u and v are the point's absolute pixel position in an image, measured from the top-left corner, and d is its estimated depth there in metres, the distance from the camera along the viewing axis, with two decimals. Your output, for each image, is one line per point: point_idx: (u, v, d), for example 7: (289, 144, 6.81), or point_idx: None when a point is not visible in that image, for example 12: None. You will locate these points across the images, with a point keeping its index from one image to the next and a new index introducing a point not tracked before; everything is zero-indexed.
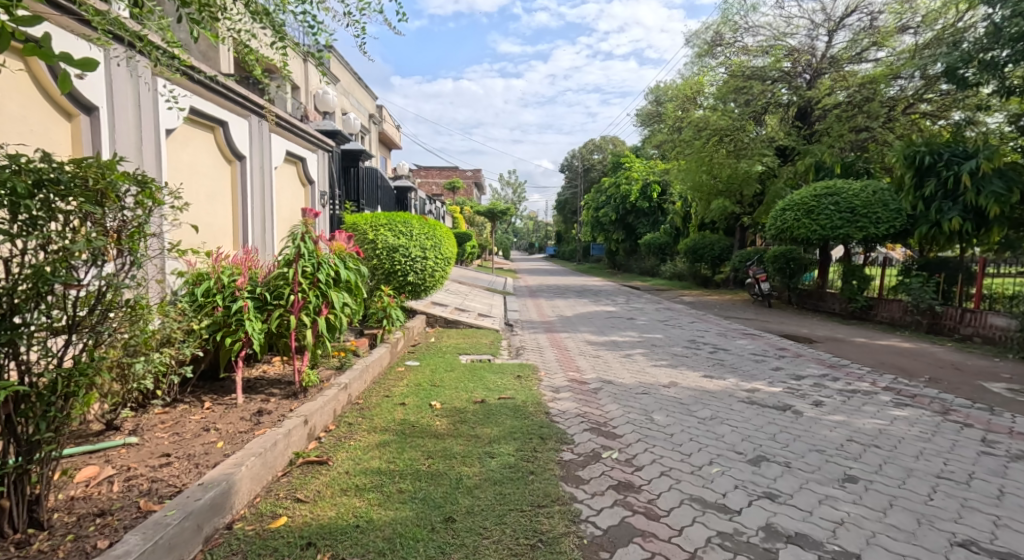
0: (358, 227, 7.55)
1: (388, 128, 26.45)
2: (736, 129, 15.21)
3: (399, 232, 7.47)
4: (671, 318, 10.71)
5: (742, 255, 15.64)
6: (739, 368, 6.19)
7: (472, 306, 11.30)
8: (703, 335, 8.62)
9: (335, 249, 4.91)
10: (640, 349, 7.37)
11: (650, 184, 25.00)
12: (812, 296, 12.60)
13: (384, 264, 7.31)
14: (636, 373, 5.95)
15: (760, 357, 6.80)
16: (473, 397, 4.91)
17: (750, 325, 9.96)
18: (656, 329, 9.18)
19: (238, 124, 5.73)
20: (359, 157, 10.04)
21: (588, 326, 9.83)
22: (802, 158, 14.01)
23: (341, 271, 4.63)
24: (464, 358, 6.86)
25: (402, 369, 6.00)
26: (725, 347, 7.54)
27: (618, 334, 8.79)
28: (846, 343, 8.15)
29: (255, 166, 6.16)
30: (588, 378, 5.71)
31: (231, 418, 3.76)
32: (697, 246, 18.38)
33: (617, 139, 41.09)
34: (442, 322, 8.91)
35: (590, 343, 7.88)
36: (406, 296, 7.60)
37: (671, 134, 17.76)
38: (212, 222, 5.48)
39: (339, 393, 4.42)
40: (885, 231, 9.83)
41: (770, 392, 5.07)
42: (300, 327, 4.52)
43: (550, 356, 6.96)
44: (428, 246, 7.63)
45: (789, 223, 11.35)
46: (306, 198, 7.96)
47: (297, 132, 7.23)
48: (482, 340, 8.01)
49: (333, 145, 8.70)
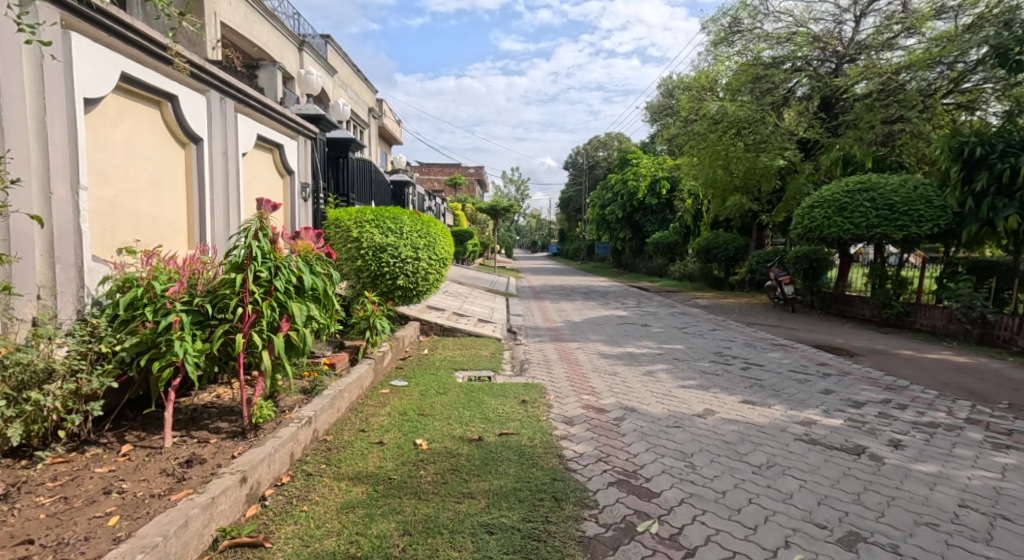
0: (340, 223, 6.61)
1: (388, 122, 25.55)
2: (756, 120, 14.27)
3: (389, 229, 6.57)
4: (689, 325, 9.78)
5: (760, 255, 14.72)
6: (782, 391, 5.27)
7: (471, 310, 10.40)
8: (730, 346, 7.70)
9: (301, 249, 4.00)
10: (661, 364, 6.47)
11: (658, 180, 24.05)
12: (838, 300, 11.67)
13: (371, 266, 6.41)
14: (664, 398, 5.05)
15: (803, 376, 5.89)
16: (468, 433, 4.01)
17: (777, 334, 9.03)
18: (675, 339, 8.28)
19: (192, 99, 4.82)
20: (348, 146, 9.15)
21: (598, 333, 8.92)
22: (827, 152, 13.05)
23: (306, 277, 3.74)
24: (459, 375, 5.96)
25: (386, 392, 5.09)
26: (758, 362, 6.62)
27: (634, 344, 7.88)
28: (892, 357, 7.22)
29: (216, 149, 5.25)
30: (606, 405, 4.81)
31: (148, 472, 2.86)
32: (711, 245, 17.44)
33: (623, 135, 40.23)
34: (438, 329, 8.02)
35: (603, 356, 6.98)
36: (394, 301, 6.73)
37: (684, 127, 16.83)
38: (158, 216, 4.56)
39: (300, 430, 3.52)
40: (929, 230, 8.85)
41: (831, 426, 4.17)
42: (251, 347, 3.61)
43: (560, 373, 6.05)
44: (422, 246, 6.75)
45: (817, 221, 10.36)
46: (282, 191, 7.06)
47: (271, 116, 6.36)
48: (482, 352, 7.11)
49: (317, 131, 7.82)
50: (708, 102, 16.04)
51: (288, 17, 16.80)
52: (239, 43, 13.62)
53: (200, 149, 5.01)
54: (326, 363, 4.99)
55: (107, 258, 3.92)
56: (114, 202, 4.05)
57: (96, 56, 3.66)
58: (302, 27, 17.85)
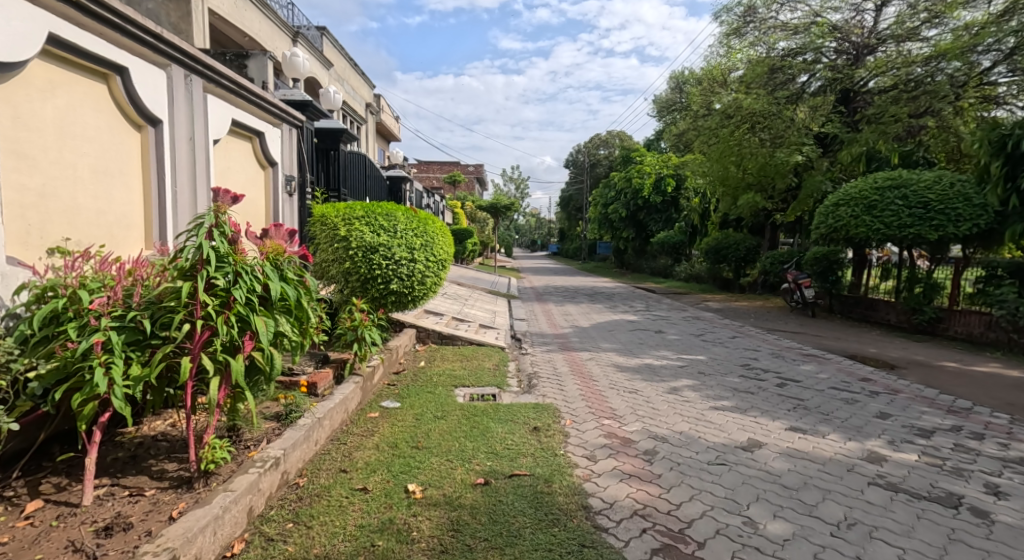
0: (326, 220, 5.89)
1: (387, 118, 24.85)
2: (771, 115, 13.57)
3: (381, 228, 5.85)
4: (707, 333, 9.10)
5: (774, 255, 14.04)
6: (832, 413, 4.59)
7: (472, 314, 9.72)
8: (756, 358, 7.01)
9: (272, 250, 3.29)
10: (686, 380, 5.78)
11: (663, 178, 23.33)
12: (861, 304, 11.03)
13: (360, 269, 5.70)
14: (698, 424, 4.36)
15: (848, 395, 5.21)
16: (473, 473, 3.32)
17: (803, 342, 8.37)
18: (694, 349, 7.60)
19: (148, 75, 4.13)
20: (340, 137, 8.48)
21: (610, 341, 8.22)
22: (847, 148, 12.34)
23: (274, 285, 3.04)
24: (460, 392, 5.28)
25: (374, 415, 4.40)
26: (793, 377, 5.94)
27: (651, 353, 7.21)
28: (937, 369, 6.55)
29: (180, 135, 4.57)
30: (633, 434, 4.12)
31: (50, 551, 2.18)
32: (720, 245, 16.77)
33: (625, 133, 39.56)
34: (436, 337, 7.33)
35: (619, 369, 6.29)
36: (386, 307, 6.04)
37: (694, 122, 16.13)
38: (104, 211, 3.88)
39: (263, 477, 2.82)
40: (967, 231, 8.16)
41: (905, 464, 3.48)
42: (202, 373, 2.91)
43: (573, 390, 5.36)
44: (419, 246, 6.04)
45: (843, 220, 9.61)
46: (263, 184, 6.37)
47: (249, 99, 5.66)
48: (484, 364, 6.43)
49: (303, 120, 7.12)
50: (719, 96, 15.32)
51: (283, 7, 16.08)
52: (230, 33, 12.90)
53: (160, 133, 4.31)
54: (301, 381, 4.30)
55: (33, 263, 3.29)
56: (43, 192, 3.41)
57: (6, 9, 3.01)
58: (297, 18, 17.14)
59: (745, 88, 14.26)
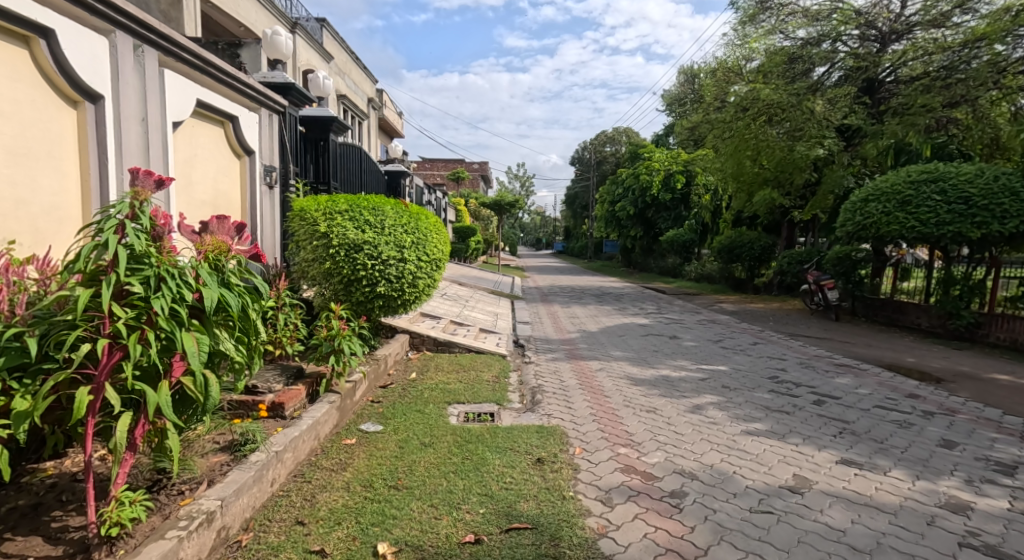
0: (305, 214, 5.24)
1: (388, 113, 24.16)
2: (791, 106, 12.79)
3: (366, 223, 5.21)
4: (725, 339, 8.43)
5: (792, 255, 13.34)
6: (887, 441, 3.93)
7: (471, 317, 9.08)
8: (784, 369, 6.35)
9: (213, 248, 2.65)
10: (709, 396, 5.12)
11: (672, 175, 22.60)
12: (887, 307, 10.35)
13: (342, 269, 5.08)
14: (731, 454, 3.70)
15: (899, 416, 4.54)
16: (462, 528, 2.70)
17: (832, 349, 7.69)
18: (714, 358, 6.93)
19: (85, 41, 3.50)
20: (329, 127, 7.87)
21: (621, 348, 7.55)
22: (872, 141, 11.57)
23: (208, 292, 2.39)
24: (453, 411, 4.66)
25: (350, 441, 3.78)
26: (830, 393, 5.28)
27: (667, 363, 6.55)
28: (989, 383, 5.87)
29: (130, 114, 3.92)
30: (655, 469, 3.47)
31: None
32: (733, 244, 16.06)
33: (632, 130, 38.81)
34: (431, 344, 6.70)
35: (633, 382, 5.64)
36: (372, 312, 5.43)
37: (707, 115, 15.41)
38: (22, 200, 3.23)
39: (186, 543, 2.20)
40: (1014, 228, 7.43)
41: (998, 517, 2.84)
42: (110, 407, 2.25)
43: (583, 410, 4.71)
44: (410, 244, 5.39)
45: (873, 217, 8.89)
46: (238, 176, 5.75)
47: (217, 77, 5.02)
48: (482, 375, 5.78)
49: (285, 105, 6.48)
50: (735, 87, 14.53)
51: None
52: (224, 22, 12.26)
53: (101, 111, 3.68)
54: (263, 411, 3.71)
55: None
56: None
57: None
58: (295, 8, 16.50)
59: (762, 78, 13.48)
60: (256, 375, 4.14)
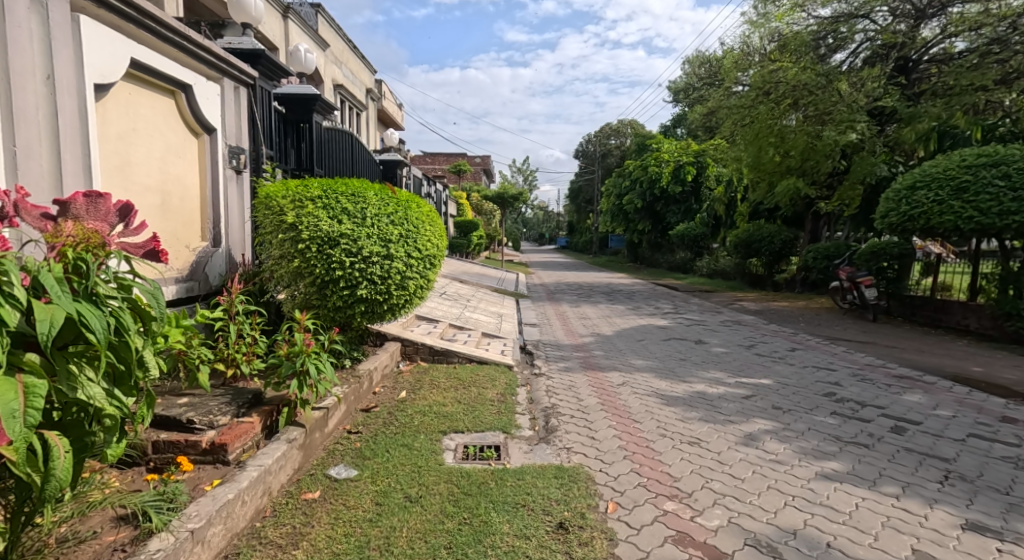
0: (270, 202, 4.34)
1: (387, 104, 23.23)
2: (819, 88, 11.82)
3: (344, 212, 4.31)
4: (757, 344, 7.52)
5: (817, 250, 12.45)
6: (1011, 490, 3.03)
7: (473, 319, 8.20)
8: (837, 383, 5.43)
9: (76, 242, 1.79)
10: (762, 422, 4.20)
11: (683, 166, 21.64)
12: (929, 306, 9.48)
13: (314, 269, 4.21)
14: (816, 514, 2.81)
15: (1006, 450, 3.63)
16: None
17: (881, 356, 6.79)
18: (751, 369, 6.02)
19: None
20: (312, 106, 6.95)
21: (642, 356, 6.64)
22: (908, 126, 10.63)
23: (42, 308, 1.50)
24: (450, 442, 3.78)
25: (313, 494, 2.90)
26: (905, 416, 4.38)
27: (699, 376, 5.65)
28: None
29: (22, 68, 3.06)
30: (721, 540, 2.59)
31: None
32: (751, 238, 15.16)
33: (637, 122, 37.74)
34: (427, 353, 5.82)
35: (665, 403, 4.73)
36: (355, 319, 4.56)
37: (723, 101, 14.41)
38: None
39: None
40: None
41: None
42: None
43: (611, 445, 3.81)
44: (398, 237, 4.46)
45: (922, 205, 7.92)
46: (196, 157, 4.85)
47: (161, 35, 4.11)
48: (485, 392, 4.90)
49: (254, 76, 5.55)
50: (754, 69, 13.52)
51: None
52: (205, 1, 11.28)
53: None
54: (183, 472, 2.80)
55: None
56: None
57: None
58: None
59: (786, 59, 12.50)
60: (199, 403, 3.23)
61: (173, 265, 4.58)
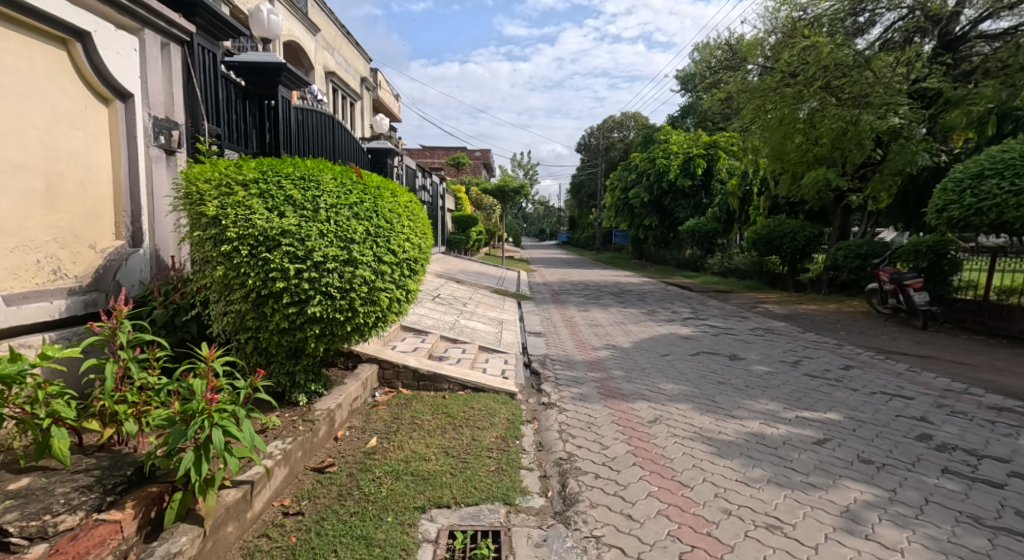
0: (189, 188, 3.23)
1: (382, 94, 21.98)
2: (853, 69, 10.64)
3: (288, 202, 3.21)
4: (803, 360, 6.36)
5: (849, 248, 11.29)
6: None
7: (467, 329, 7.06)
8: (925, 419, 4.29)
9: None
10: (858, 489, 3.07)
11: (693, 158, 20.44)
12: (985, 311, 8.37)
13: (246, 278, 3.11)
14: None
15: None
16: None
17: (957, 377, 5.65)
18: (809, 396, 4.88)
19: None
20: (278, 79, 5.80)
21: (671, 377, 5.51)
22: (956, 109, 9.48)
23: None
24: (431, 527, 2.66)
25: None
26: None
27: (749, 407, 4.50)
28: None
29: None
30: None
31: None
32: (772, 234, 13.98)
33: (641, 114, 36.45)
34: (410, 378, 4.70)
35: (715, 453, 3.60)
36: (308, 345, 3.45)
37: (743, 85, 13.18)
38: None
39: None
40: None
41: None
42: None
43: (655, 531, 2.69)
44: (363, 235, 3.34)
45: (995, 195, 6.76)
46: (105, 129, 3.70)
47: None
48: (482, 436, 3.77)
49: (190, 30, 4.36)
50: (779, 49, 12.27)
51: None
52: None
53: None
54: None
55: None
56: None
57: None
58: None
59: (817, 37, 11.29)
60: (38, 489, 2.11)
61: (68, 271, 3.47)
